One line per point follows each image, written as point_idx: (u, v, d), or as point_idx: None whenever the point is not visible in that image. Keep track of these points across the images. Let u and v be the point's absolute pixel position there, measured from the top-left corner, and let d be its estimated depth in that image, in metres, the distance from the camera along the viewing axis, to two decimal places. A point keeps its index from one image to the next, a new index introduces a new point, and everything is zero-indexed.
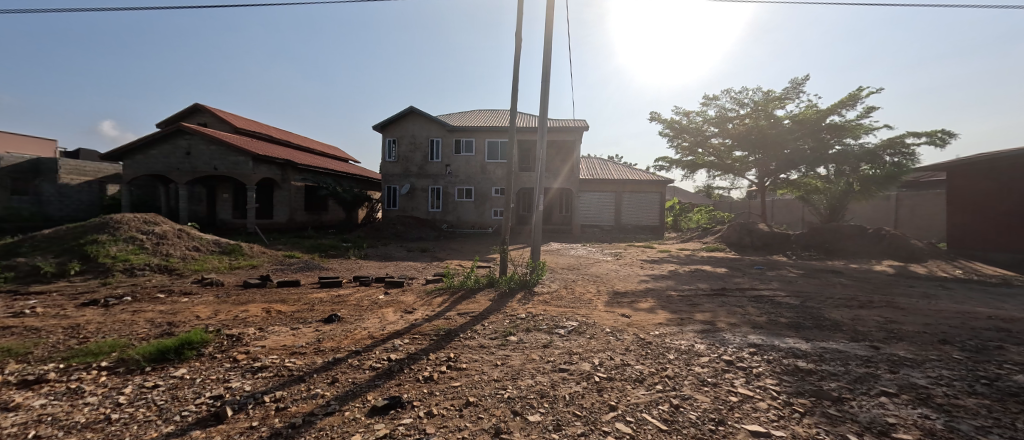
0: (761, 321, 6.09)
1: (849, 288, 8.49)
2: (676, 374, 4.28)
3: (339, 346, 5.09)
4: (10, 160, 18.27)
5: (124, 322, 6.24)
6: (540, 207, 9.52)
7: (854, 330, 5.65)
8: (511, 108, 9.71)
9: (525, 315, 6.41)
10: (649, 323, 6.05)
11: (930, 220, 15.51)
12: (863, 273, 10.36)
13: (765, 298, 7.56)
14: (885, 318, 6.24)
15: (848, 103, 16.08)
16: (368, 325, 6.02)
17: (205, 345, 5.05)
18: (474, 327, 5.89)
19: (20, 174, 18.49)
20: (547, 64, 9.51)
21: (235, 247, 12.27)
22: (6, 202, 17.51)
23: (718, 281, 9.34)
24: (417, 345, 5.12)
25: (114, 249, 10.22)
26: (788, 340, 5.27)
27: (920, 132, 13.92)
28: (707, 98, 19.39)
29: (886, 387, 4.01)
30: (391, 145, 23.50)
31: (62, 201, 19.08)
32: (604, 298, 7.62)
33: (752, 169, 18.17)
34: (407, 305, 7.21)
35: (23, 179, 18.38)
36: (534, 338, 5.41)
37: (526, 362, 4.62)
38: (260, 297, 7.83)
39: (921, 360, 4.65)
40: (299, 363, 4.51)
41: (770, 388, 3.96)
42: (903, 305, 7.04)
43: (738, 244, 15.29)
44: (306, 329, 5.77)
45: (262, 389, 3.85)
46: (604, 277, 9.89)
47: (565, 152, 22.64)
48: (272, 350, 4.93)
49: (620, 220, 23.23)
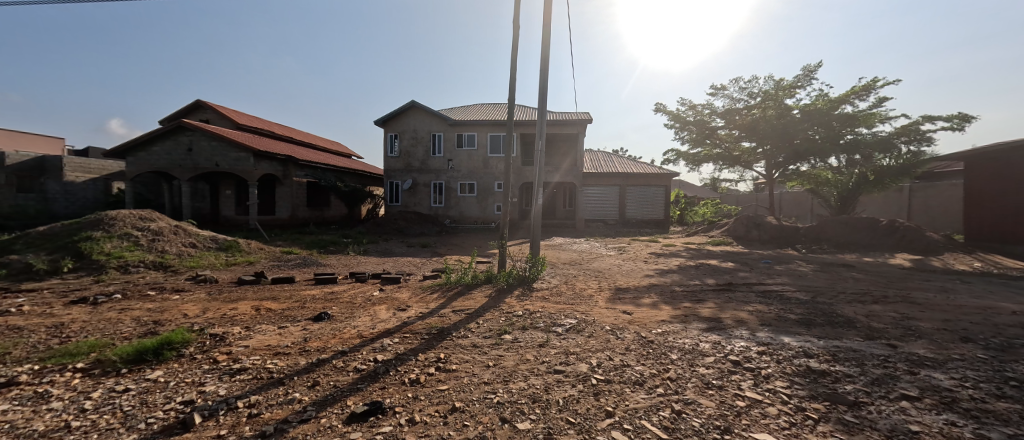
0: (770, 318, 5.77)
1: (862, 282, 8.14)
2: (679, 376, 4.01)
3: (325, 346, 4.88)
4: (13, 157, 18.31)
5: (110, 321, 6.06)
6: (540, 201, 9.22)
7: (869, 327, 5.34)
8: (510, 100, 9.41)
9: (522, 313, 6.16)
10: (652, 320, 5.76)
11: (946, 212, 15.06)
12: (875, 267, 9.99)
13: (774, 293, 7.27)
14: (901, 314, 5.93)
15: (862, 91, 15.57)
16: (358, 323, 5.82)
17: (186, 345, 4.85)
18: (469, 325, 5.65)
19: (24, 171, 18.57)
20: (547, 53, 9.24)
21: (232, 244, 12.11)
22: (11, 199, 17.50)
23: (725, 276, 9.00)
24: (407, 345, 4.90)
25: (108, 246, 10.07)
26: (800, 338, 4.97)
27: (937, 117, 13.43)
28: (715, 88, 18.90)
29: (906, 390, 3.72)
30: (393, 140, 23.28)
31: (67, 198, 19.10)
32: (605, 294, 7.33)
33: (760, 160, 17.77)
34: (401, 302, 7.00)
35: (28, 176, 18.37)
36: (529, 337, 5.17)
37: (520, 363, 4.38)
38: (252, 294, 7.63)
39: (943, 360, 4.35)
40: (281, 365, 4.31)
41: (781, 392, 3.68)
42: (920, 300, 6.71)
43: (745, 238, 15.02)
44: (294, 328, 5.57)
45: (237, 393, 3.62)
46: (607, 272, 9.58)
47: (569, 145, 22.22)
48: (255, 350, 4.73)
49: (624, 214, 22.94)
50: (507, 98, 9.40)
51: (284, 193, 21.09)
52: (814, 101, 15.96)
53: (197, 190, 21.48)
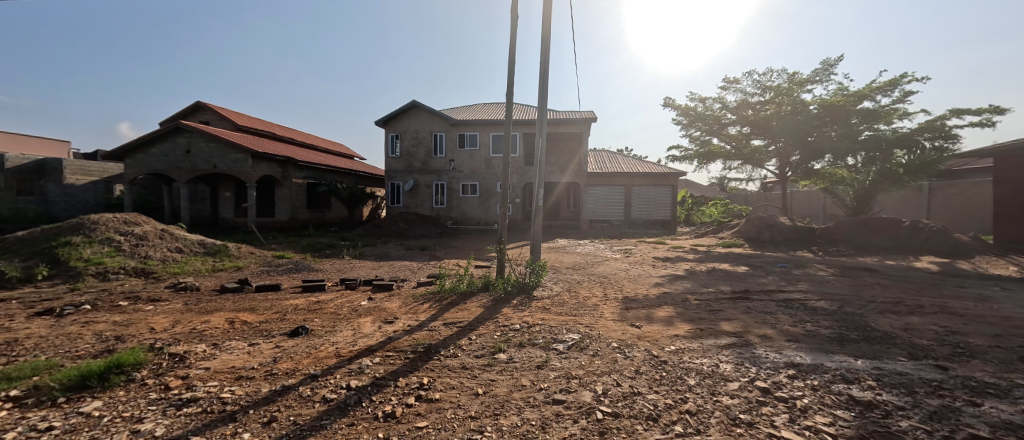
0: (797, 333, 5.15)
1: (890, 289, 7.47)
2: (699, 408, 3.43)
3: (296, 369, 4.31)
4: (14, 160, 17.82)
5: (69, 337, 5.56)
6: (541, 203, 8.59)
7: (911, 344, 4.72)
8: (509, 94, 8.80)
9: (520, 326, 5.56)
10: (664, 335, 5.18)
11: (968, 212, 14.35)
12: (901, 271, 9.25)
13: (795, 302, 6.65)
14: (943, 327, 5.29)
15: (885, 87, 14.86)
16: (338, 339, 5.25)
17: (139, 368, 4.32)
18: (460, 341, 5.07)
19: (26, 173, 18.08)
20: (547, 45, 8.69)
21: (221, 248, 11.62)
22: (11, 202, 17.23)
23: (741, 282, 8.35)
24: (387, 367, 4.34)
25: (88, 252, 9.60)
26: (835, 358, 4.37)
27: (966, 112, 12.72)
28: (725, 82, 18.14)
29: (974, 428, 3.12)
30: (395, 140, 22.78)
31: (67, 201, 18.78)
32: (611, 304, 6.74)
33: (773, 159, 17.02)
34: (389, 313, 6.43)
35: (28, 179, 18.05)
36: (526, 356, 4.59)
37: (513, 391, 3.80)
38: (231, 304, 7.09)
39: (1008, 387, 3.73)
40: (239, 393, 3.75)
41: (823, 432, 3.10)
42: (959, 310, 6.07)
43: (757, 239, 14.35)
44: (265, 345, 5.01)
45: (177, 435, 3.11)
46: (613, 278, 8.97)
47: (574, 145, 21.61)
48: (216, 374, 4.18)
49: (630, 215, 22.28)
50: (506, 92, 8.80)
51: (283, 195, 20.62)
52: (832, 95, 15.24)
53: (197, 192, 21.08)
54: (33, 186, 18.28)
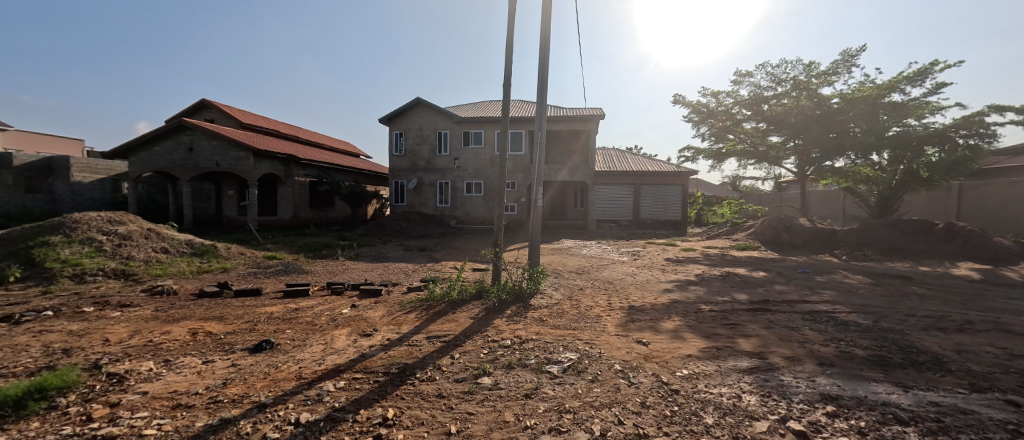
0: (831, 355, 4.43)
1: (929, 301, 6.67)
2: None
3: (245, 394, 3.72)
4: (24, 157, 17.48)
5: (15, 348, 5.03)
6: (540, 202, 7.94)
7: (968, 371, 4.01)
8: (506, 85, 8.17)
9: (510, 342, 4.91)
10: (674, 356, 4.48)
11: (1003, 214, 13.44)
12: (938, 279, 8.40)
13: (823, 315, 5.92)
14: (1002, 349, 4.55)
15: (914, 77, 13.95)
16: (304, 357, 4.64)
17: (69, 391, 3.76)
18: (440, 360, 4.44)
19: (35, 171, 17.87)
20: (547, 31, 8.07)
21: (209, 248, 11.13)
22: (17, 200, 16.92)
23: (759, 290, 7.62)
24: (350, 394, 3.72)
25: (66, 252, 9.14)
26: (880, 389, 3.67)
27: (1004, 109, 11.83)
28: (738, 76, 17.32)
29: None
30: (398, 138, 22.25)
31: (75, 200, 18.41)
32: (616, 315, 6.06)
33: (791, 156, 16.16)
34: (369, 324, 5.82)
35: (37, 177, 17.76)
36: (514, 381, 3.94)
37: (493, 430, 3.17)
38: (201, 311, 6.53)
39: None
40: (164, 430, 3.15)
41: None
42: (1015, 327, 5.30)
43: (775, 242, 13.52)
44: (221, 363, 4.43)
45: None
46: (618, 284, 8.27)
47: (583, 143, 20.85)
48: (152, 401, 3.60)
49: (639, 215, 21.49)
50: (503, 84, 8.18)
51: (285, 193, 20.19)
52: (856, 88, 14.45)
53: (201, 191, 20.75)
54: (41, 183, 18.01)
